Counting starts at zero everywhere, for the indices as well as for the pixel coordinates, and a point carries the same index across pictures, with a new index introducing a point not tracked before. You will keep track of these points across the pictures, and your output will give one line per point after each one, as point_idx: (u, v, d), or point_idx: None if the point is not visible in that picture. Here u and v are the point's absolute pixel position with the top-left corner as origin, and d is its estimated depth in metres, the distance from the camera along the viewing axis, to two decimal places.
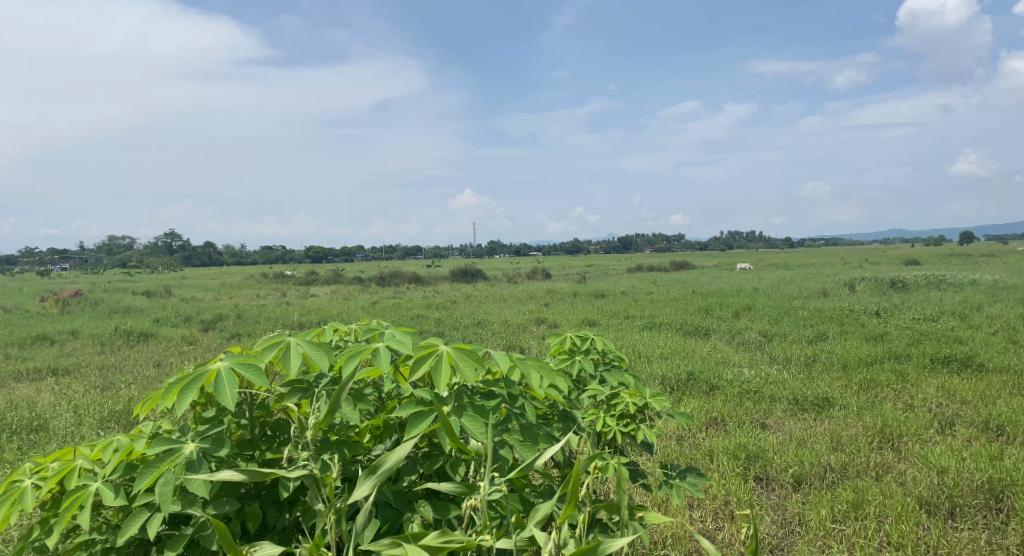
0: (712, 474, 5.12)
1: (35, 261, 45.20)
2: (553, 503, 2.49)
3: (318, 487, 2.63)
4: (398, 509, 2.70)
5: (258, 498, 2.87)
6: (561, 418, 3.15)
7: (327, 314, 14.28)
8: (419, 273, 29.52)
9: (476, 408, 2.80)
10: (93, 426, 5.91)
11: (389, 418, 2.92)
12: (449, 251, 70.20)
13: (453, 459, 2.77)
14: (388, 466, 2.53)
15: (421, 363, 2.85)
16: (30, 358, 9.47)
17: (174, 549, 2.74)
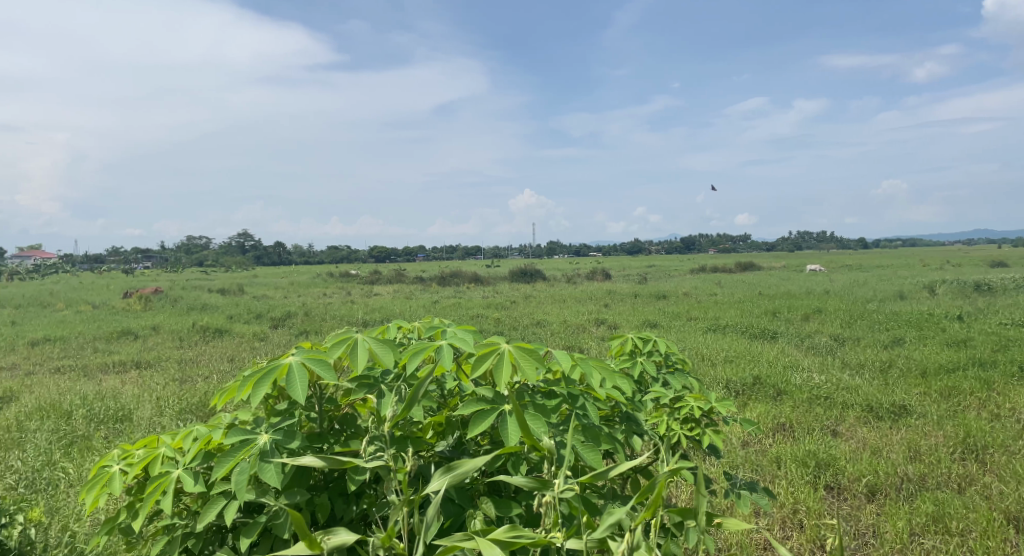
0: (781, 481, 5.05)
1: (120, 260, 47.30)
2: (625, 508, 2.51)
3: (389, 478, 2.72)
4: (460, 505, 2.77)
5: (326, 489, 2.99)
6: (622, 419, 3.17)
7: (391, 313, 14.59)
8: (479, 274, 29.75)
9: (537, 407, 2.85)
10: (173, 417, 6.21)
11: (451, 415, 3.01)
12: (510, 251, 70.56)
13: (516, 457, 2.83)
14: (461, 467, 2.59)
15: (483, 360, 2.93)
16: (115, 351, 10.00)
17: (249, 535, 2.89)
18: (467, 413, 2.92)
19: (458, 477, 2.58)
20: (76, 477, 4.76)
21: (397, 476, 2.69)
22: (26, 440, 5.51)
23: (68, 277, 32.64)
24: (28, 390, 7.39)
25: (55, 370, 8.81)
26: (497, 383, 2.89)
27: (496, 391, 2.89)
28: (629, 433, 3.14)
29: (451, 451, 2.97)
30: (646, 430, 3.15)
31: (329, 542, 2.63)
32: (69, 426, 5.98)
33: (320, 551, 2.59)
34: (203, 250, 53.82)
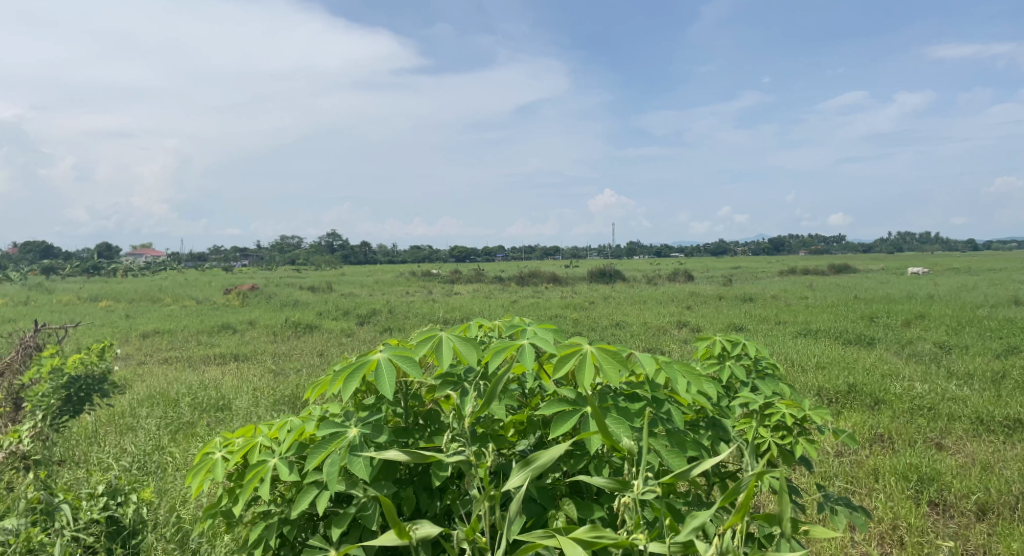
0: (879, 494, 4.87)
1: (219, 257, 49.56)
2: (710, 509, 2.46)
3: (472, 474, 2.74)
4: (543, 505, 2.75)
5: (412, 483, 3.05)
6: (708, 425, 3.11)
7: (472, 311, 14.79)
8: (560, 274, 29.77)
9: (620, 410, 2.82)
10: (268, 408, 6.48)
11: (533, 414, 3.02)
12: (590, 252, 70.33)
13: (597, 459, 2.82)
14: (540, 461, 2.59)
15: (565, 361, 2.90)
16: (216, 344, 10.54)
17: (340, 525, 2.98)
18: (548, 414, 2.92)
19: (538, 470, 2.57)
20: (182, 462, 5.04)
21: (479, 472, 2.71)
22: (138, 425, 5.87)
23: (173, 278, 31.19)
24: (138, 379, 7.86)
25: (162, 360, 9.34)
26: (579, 385, 2.86)
27: (577, 392, 2.87)
28: (716, 439, 3.08)
29: (532, 450, 2.97)
30: (734, 437, 3.08)
31: (417, 531, 2.67)
32: (175, 413, 6.33)
33: (409, 541, 2.65)
34: (294, 248, 55.81)
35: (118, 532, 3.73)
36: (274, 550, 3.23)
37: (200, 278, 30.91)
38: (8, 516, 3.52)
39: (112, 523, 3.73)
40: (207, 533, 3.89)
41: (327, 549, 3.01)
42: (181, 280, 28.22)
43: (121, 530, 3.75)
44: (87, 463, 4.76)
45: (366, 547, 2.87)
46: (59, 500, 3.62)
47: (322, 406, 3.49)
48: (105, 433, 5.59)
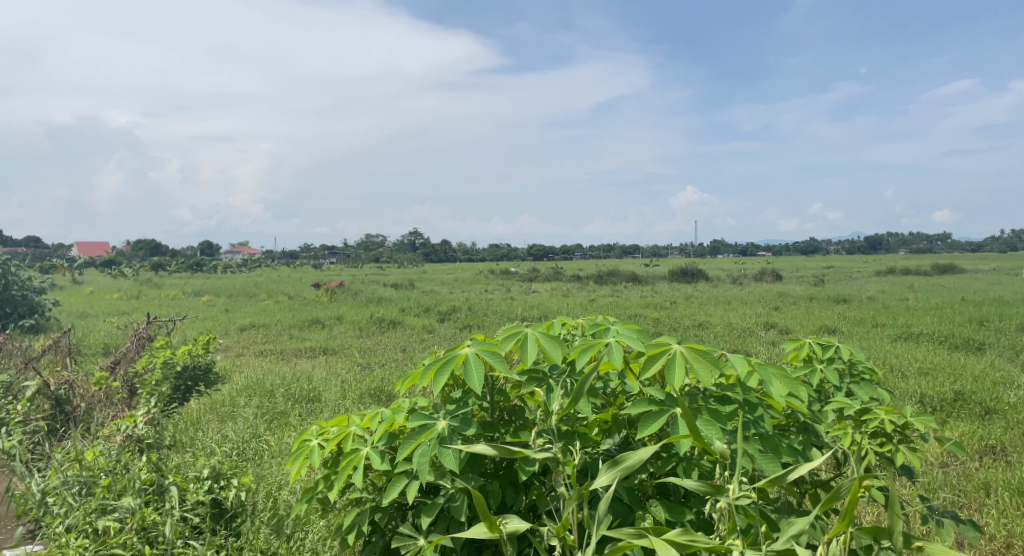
0: (990, 510, 4.67)
1: (307, 255, 51.21)
2: (810, 517, 2.39)
3: (559, 471, 2.73)
4: (630, 506, 2.78)
5: (498, 477, 3.11)
6: (800, 430, 3.08)
7: (551, 310, 14.82)
8: (641, 273, 29.46)
9: (711, 412, 2.80)
10: (356, 401, 6.70)
11: (618, 413, 3.03)
12: (671, 250, 69.24)
13: (686, 462, 2.79)
14: (630, 463, 2.54)
15: (653, 361, 2.89)
16: (306, 338, 10.94)
17: (429, 514, 3.05)
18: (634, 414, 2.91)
19: (626, 471, 2.52)
20: (278, 449, 5.28)
21: (568, 470, 2.71)
22: (237, 414, 6.19)
23: (250, 277, 28.54)
24: (237, 370, 8.28)
25: (258, 352, 9.77)
26: (668, 385, 2.84)
27: (666, 392, 2.86)
28: (808, 444, 3.04)
29: (617, 449, 2.97)
30: (827, 442, 3.03)
31: (508, 526, 2.67)
32: (270, 403, 6.63)
33: (499, 535, 2.64)
34: (376, 247, 57.19)
35: (221, 514, 3.92)
36: (365, 536, 3.34)
37: (275, 278, 28.31)
38: (125, 494, 3.79)
39: (216, 506, 3.92)
40: (303, 517, 4.02)
41: (416, 537, 3.09)
42: (272, 278, 28.39)
43: (224, 512, 3.94)
44: (193, 447, 5.06)
45: (455, 538, 2.93)
46: (169, 482, 3.86)
47: (411, 399, 3.57)
48: (208, 420, 5.93)
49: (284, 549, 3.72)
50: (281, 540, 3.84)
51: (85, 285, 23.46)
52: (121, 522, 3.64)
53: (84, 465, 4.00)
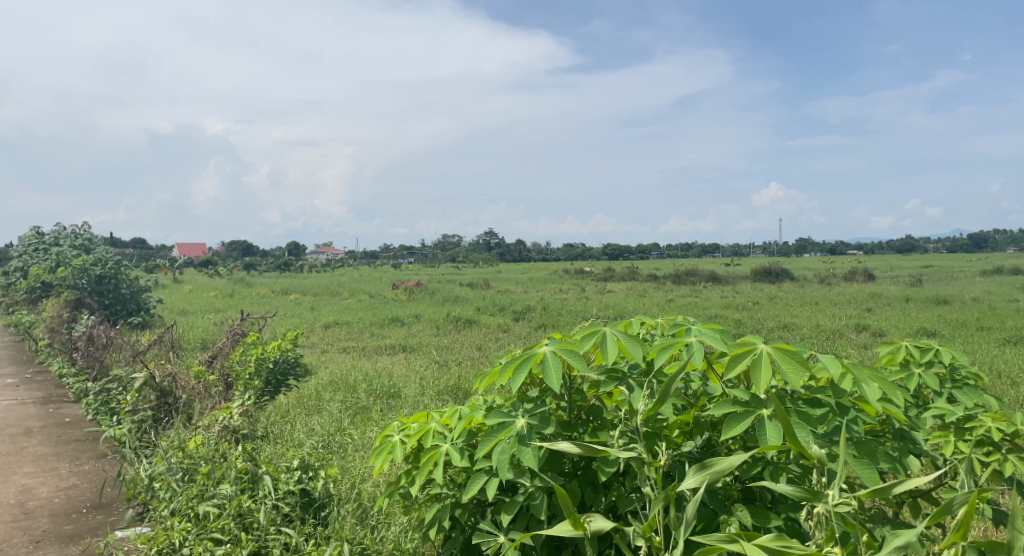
0: None
1: (386, 255, 52.52)
2: (916, 530, 2.17)
3: (645, 472, 2.65)
4: (714, 510, 2.69)
5: (576, 477, 3.04)
6: (895, 437, 2.92)
7: (628, 309, 14.76)
8: (721, 273, 28.90)
9: (801, 415, 2.67)
10: (433, 397, 6.85)
11: (700, 415, 2.94)
12: (752, 249, 67.56)
13: (772, 466, 2.68)
14: (722, 466, 2.40)
15: (736, 362, 2.76)
16: (387, 335, 11.26)
17: (508, 512, 3.00)
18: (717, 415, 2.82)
19: (716, 475, 2.37)
20: (361, 443, 5.44)
21: (653, 471, 2.61)
22: (323, 408, 6.44)
23: (334, 277, 28.51)
24: (322, 365, 8.61)
25: (342, 349, 10.13)
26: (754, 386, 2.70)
27: (752, 393, 2.72)
28: (906, 452, 2.88)
29: (699, 453, 2.88)
30: (925, 450, 2.86)
31: (591, 524, 2.60)
32: (354, 398, 6.86)
33: (583, 533, 2.57)
34: (453, 247, 58.01)
35: (310, 503, 4.05)
36: (446, 531, 3.37)
37: (349, 278, 28.34)
38: (222, 483, 4.00)
39: (305, 495, 4.07)
40: (386, 509, 4.08)
41: (496, 535, 3.07)
42: (354, 277, 28.47)
43: (313, 502, 4.07)
44: (284, 439, 5.30)
45: (536, 538, 2.93)
46: (262, 471, 4.06)
47: (488, 398, 3.58)
48: (296, 413, 6.19)
49: (368, 539, 3.79)
50: (366, 530, 3.91)
51: (185, 286, 23.67)
52: (219, 508, 3.84)
53: (186, 454, 4.28)
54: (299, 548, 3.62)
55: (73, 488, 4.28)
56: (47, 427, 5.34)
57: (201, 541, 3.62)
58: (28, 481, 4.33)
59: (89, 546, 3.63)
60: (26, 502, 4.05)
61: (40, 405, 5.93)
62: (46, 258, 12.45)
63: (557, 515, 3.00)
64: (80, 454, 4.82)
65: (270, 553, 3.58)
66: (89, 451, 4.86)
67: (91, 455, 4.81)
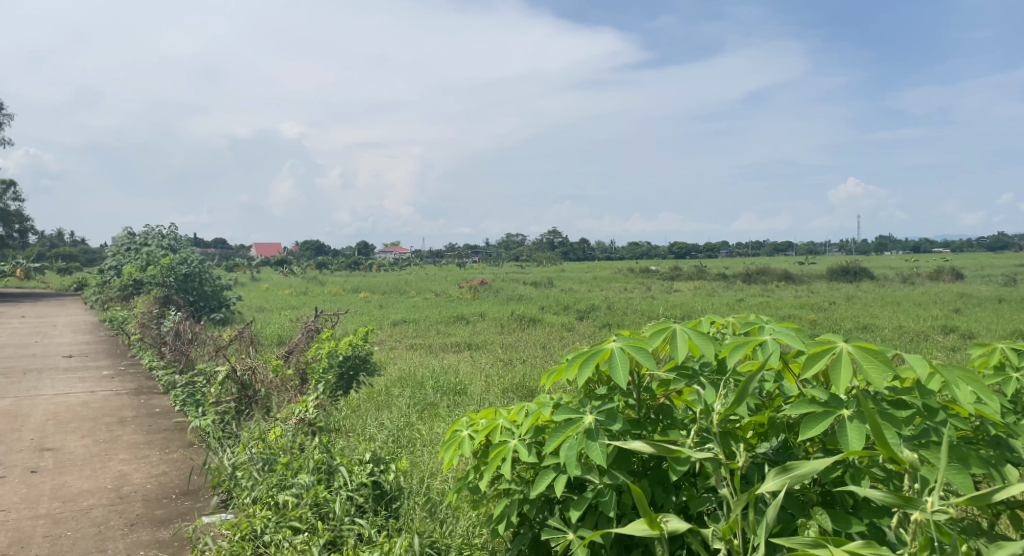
0: None
1: (452, 254, 53.10)
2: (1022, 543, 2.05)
3: (720, 472, 2.57)
4: (793, 514, 2.46)
5: (646, 476, 2.99)
6: (991, 444, 2.74)
7: (695, 309, 14.56)
8: (794, 272, 28.18)
9: (886, 416, 2.50)
10: (499, 395, 6.93)
11: (775, 416, 2.79)
12: (827, 248, 65.44)
13: (853, 469, 2.47)
14: (803, 469, 2.28)
15: (814, 360, 2.57)
16: (453, 333, 11.43)
17: (577, 509, 2.99)
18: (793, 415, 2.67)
19: (798, 478, 2.27)
20: (429, 439, 5.56)
21: (728, 472, 2.52)
22: (392, 403, 6.60)
23: (400, 278, 27.65)
24: (391, 362, 8.81)
25: (409, 346, 10.34)
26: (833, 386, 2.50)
27: (831, 393, 2.53)
28: (1001, 460, 2.71)
29: (775, 454, 2.69)
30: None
31: (667, 525, 2.55)
32: (422, 394, 7.00)
33: (660, 533, 2.52)
34: (518, 246, 58.26)
35: (382, 495, 4.13)
36: (515, 527, 3.39)
37: (412, 278, 27.48)
38: (302, 473, 4.15)
39: (376, 488, 4.12)
40: (455, 505, 4.14)
41: (565, 531, 3.09)
42: (422, 278, 27.55)
43: (384, 494, 4.14)
44: (355, 432, 5.47)
45: (605, 536, 2.90)
46: (337, 463, 4.19)
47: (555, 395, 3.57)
48: (366, 408, 6.35)
49: (437, 533, 3.82)
50: (435, 524, 3.95)
51: (262, 285, 24.05)
52: (297, 497, 3.99)
53: (266, 445, 4.49)
54: (372, 539, 3.69)
55: (163, 475, 4.52)
56: (140, 417, 5.64)
57: (280, 529, 3.76)
58: (123, 467, 4.59)
59: (179, 531, 3.83)
60: (121, 487, 4.30)
61: (133, 396, 6.27)
62: (137, 258, 13.16)
63: (626, 514, 2.99)
64: (169, 443, 5.08)
65: (345, 542, 3.68)
66: (178, 440, 5.12)
67: (180, 443, 5.06)
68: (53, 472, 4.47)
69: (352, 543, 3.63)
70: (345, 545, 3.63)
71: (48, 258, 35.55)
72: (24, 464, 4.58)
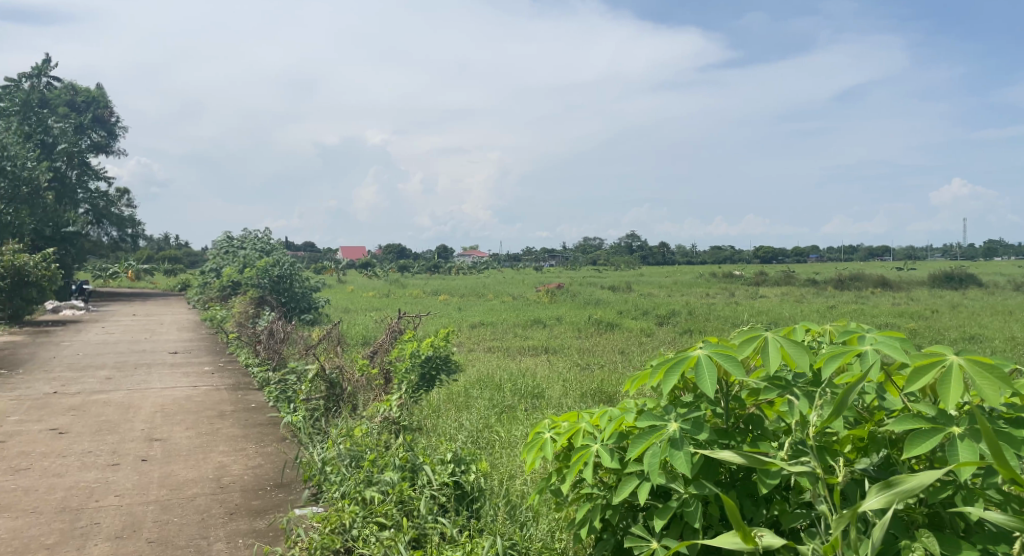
0: None
1: (531, 258, 53.35)
2: None
3: (817, 488, 2.51)
4: (896, 535, 2.35)
5: (734, 487, 2.93)
6: None
7: (781, 316, 14.15)
8: (889, 278, 27.01)
9: (1003, 435, 2.35)
10: (576, 400, 6.92)
11: (876, 431, 2.68)
12: (926, 253, 62.43)
13: (966, 490, 2.32)
14: (908, 486, 2.18)
15: (922, 374, 2.43)
16: (532, 337, 11.49)
17: (661, 517, 2.96)
18: (896, 431, 2.57)
19: (903, 494, 2.17)
20: (507, 442, 5.59)
21: (823, 488, 2.45)
22: (471, 404, 6.70)
23: (479, 277, 31.90)
24: (470, 364, 8.94)
25: (488, 348, 10.46)
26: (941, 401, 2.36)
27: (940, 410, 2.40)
28: None
29: (877, 471, 2.60)
30: None
31: (762, 539, 2.50)
32: (501, 397, 7.07)
33: (754, 548, 2.45)
34: (596, 249, 58.03)
35: (462, 495, 4.17)
36: (598, 532, 3.37)
37: (484, 278, 31.83)
38: (386, 470, 4.25)
39: (458, 488, 4.18)
40: (534, 508, 4.13)
41: (649, 539, 3.05)
42: (498, 277, 31.46)
43: (465, 494, 4.18)
44: (436, 433, 5.57)
45: (690, 545, 2.86)
46: (420, 462, 4.27)
47: (638, 401, 3.52)
48: (446, 408, 6.45)
49: (518, 535, 3.81)
50: (516, 526, 3.95)
51: (350, 286, 24.88)
52: (383, 494, 4.08)
53: (353, 442, 4.64)
54: (454, 538, 3.73)
55: (259, 467, 4.73)
56: (238, 411, 5.91)
57: (367, 524, 3.85)
58: (223, 459, 4.82)
59: (274, 521, 3.99)
60: (222, 477, 4.52)
61: (232, 391, 6.58)
62: (234, 260, 13.81)
63: (712, 525, 2.94)
64: (264, 437, 5.30)
65: (429, 540, 3.75)
66: (272, 434, 5.35)
67: (273, 438, 5.28)
68: (161, 460, 4.74)
69: (436, 542, 3.68)
70: (428, 543, 3.70)
71: (156, 260, 37.94)
72: (136, 452, 4.87)
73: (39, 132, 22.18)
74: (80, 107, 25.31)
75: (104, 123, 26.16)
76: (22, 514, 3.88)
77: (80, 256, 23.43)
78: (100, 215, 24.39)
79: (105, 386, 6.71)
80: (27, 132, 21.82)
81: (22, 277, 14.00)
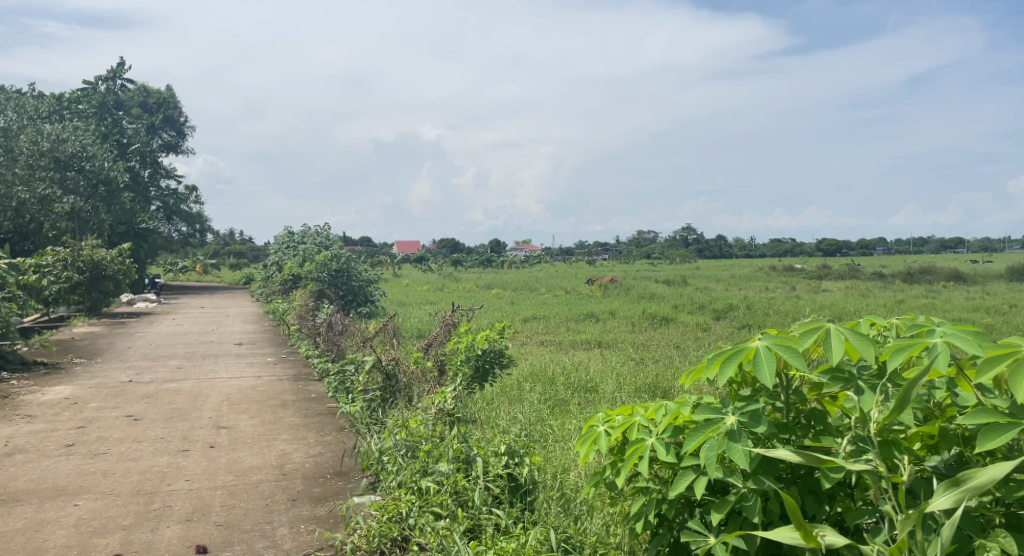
0: None
1: (585, 252, 53.15)
2: None
3: (882, 485, 2.45)
4: (969, 534, 2.28)
5: (795, 483, 2.88)
6: None
7: (844, 310, 13.76)
8: (962, 271, 25.80)
9: None
10: (629, 394, 6.87)
11: (947, 427, 2.60)
12: (998, 245, 60.04)
13: None
14: (979, 482, 2.11)
15: (993, 366, 2.34)
16: (586, 331, 11.44)
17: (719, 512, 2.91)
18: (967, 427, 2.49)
19: (974, 491, 2.10)
20: (561, 436, 5.59)
21: (888, 483, 2.40)
22: (524, 398, 6.72)
23: (528, 278, 25.06)
24: (524, 358, 8.96)
25: (541, 342, 10.46)
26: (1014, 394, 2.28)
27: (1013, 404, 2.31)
28: None
29: (947, 468, 2.52)
30: None
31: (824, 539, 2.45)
32: (554, 390, 7.08)
33: (817, 546, 2.40)
34: (651, 243, 57.38)
35: (516, 487, 4.19)
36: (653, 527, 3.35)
37: (530, 278, 25.05)
38: (441, 461, 4.30)
39: (512, 480, 4.21)
40: (589, 502, 4.09)
41: (706, 535, 3.01)
42: (548, 278, 25.29)
43: (519, 487, 4.20)
44: (490, 425, 5.61)
45: (748, 542, 2.81)
46: (474, 454, 4.29)
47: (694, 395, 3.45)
48: (499, 401, 6.49)
49: (572, 529, 3.79)
50: (570, 519, 3.95)
51: (405, 280, 25.12)
52: (438, 484, 4.13)
53: (409, 432, 4.71)
54: (508, 530, 3.75)
55: (320, 455, 4.85)
56: (298, 401, 6.06)
57: (423, 514, 3.89)
58: (285, 447, 4.95)
59: (334, 508, 4.09)
60: (284, 464, 4.65)
61: (293, 381, 6.75)
62: (296, 254, 14.13)
63: (772, 521, 2.89)
64: (324, 426, 5.43)
65: (483, 530, 3.78)
66: (331, 424, 5.46)
67: (333, 427, 5.40)
68: (227, 448, 4.89)
69: (490, 532, 3.71)
70: (483, 533, 3.73)
71: (223, 255, 39.18)
72: (204, 439, 5.04)
73: (114, 132, 23.08)
74: (152, 108, 26.17)
75: (174, 123, 27.06)
76: (100, 496, 4.05)
77: (152, 251, 24.27)
78: (171, 212, 25.23)
79: (175, 375, 6.96)
80: (102, 132, 22.71)
81: (100, 271, 14.57)
